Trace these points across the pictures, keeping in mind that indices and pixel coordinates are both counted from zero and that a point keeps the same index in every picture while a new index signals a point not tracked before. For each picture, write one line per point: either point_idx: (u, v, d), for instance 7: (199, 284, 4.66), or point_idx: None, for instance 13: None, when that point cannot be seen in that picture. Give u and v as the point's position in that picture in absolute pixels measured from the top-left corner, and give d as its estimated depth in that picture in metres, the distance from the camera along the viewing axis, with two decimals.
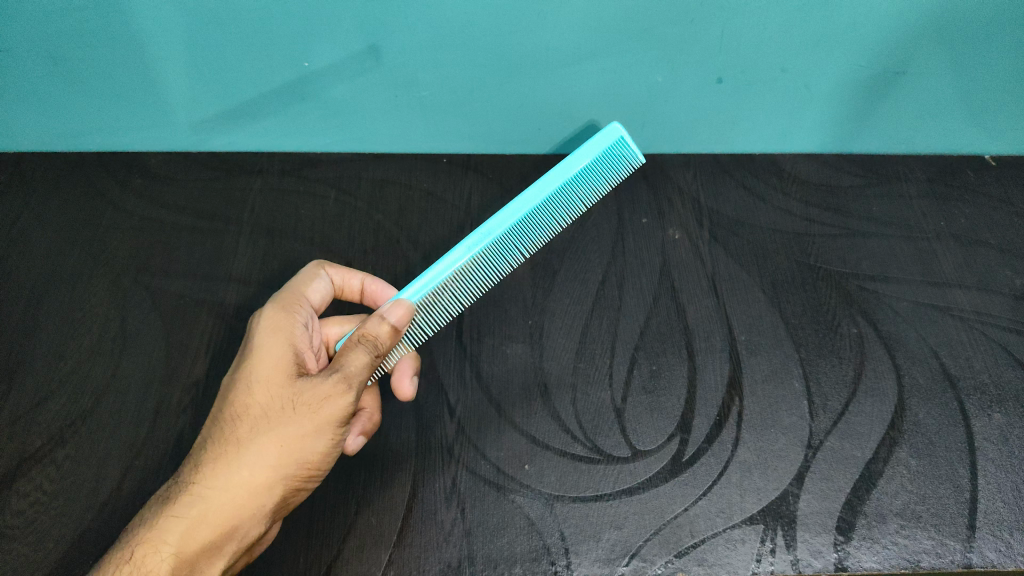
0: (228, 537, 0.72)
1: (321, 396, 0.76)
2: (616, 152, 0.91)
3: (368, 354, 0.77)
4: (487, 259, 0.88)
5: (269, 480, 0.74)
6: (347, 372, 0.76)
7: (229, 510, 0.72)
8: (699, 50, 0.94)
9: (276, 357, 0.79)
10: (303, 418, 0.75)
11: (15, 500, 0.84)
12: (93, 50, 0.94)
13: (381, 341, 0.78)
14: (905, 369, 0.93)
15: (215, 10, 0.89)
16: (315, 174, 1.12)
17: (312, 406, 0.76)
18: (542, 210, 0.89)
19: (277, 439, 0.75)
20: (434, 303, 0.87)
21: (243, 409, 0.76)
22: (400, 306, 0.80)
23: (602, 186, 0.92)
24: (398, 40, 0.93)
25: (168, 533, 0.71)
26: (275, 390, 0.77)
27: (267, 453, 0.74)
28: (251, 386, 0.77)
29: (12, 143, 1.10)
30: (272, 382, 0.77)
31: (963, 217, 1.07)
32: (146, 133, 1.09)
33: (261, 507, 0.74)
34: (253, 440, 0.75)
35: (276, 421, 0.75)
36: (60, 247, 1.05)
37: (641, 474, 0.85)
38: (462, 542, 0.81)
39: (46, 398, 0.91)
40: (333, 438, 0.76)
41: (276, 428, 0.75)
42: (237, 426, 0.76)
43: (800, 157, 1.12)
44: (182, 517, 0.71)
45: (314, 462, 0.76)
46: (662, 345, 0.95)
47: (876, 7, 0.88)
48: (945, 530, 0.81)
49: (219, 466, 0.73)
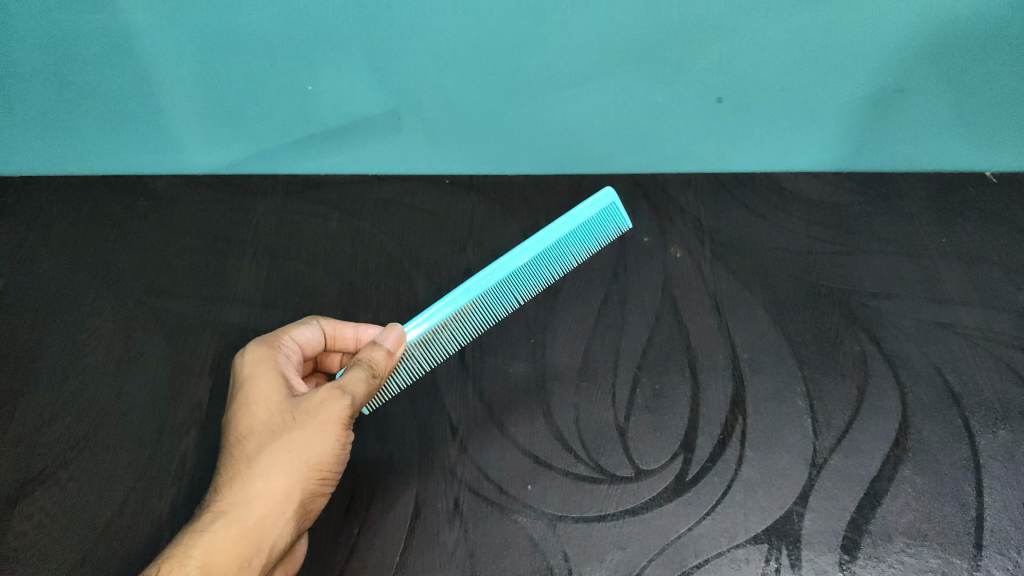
0: (255, 549, 0.72)
1: (318, 402, 0.78)
2: (611, 217, 0.94)
3: (361, 368, 0.81)
4: (487, 302, 0.91)
5: (284, 487, 0.75)
6: (341, 382, 0.79)
7: (251, 520, 0.72)
8: (699, 69, 0.95)
9: (269, 378, 0.81)
10: (305, 425, 0.77)
11: (18, 522, 0.84)
12: (100, 75, 0.96)
13: (378, 363, 0.81)
14: (909, 387, 0.92)
15: (220, 35, 0.91)
16: (318, 196, 1.13)
17: (311, 413, 0.78)
18: (543, 261, 0.92)
19: (285, 447, 0.76)
20: (434, 339, 0.89)
21: (247, 430, 0.78)
22: (393, 331, 0.82)
23: (593, 245, 0.95)
24: (401, 63, 0.95)
25: (190, 549, 0.69)
26: (274, 407, 0.79)
27: (278, 463, 0.75)
28: (251, 409, 0.79)
29: (19, 167, 1.11)
30: (269, 402, 0.79)
31: (964, 234, 1.07)
32: (151, 156, 1.10)
33: (282, 515, 0.74)
34: (262, 453, 0.76)
35: (281, 433, 0.77)
36: (65, 270, 1.06)
37: (644, 494, 0.84)
38: (465, 563, 0.80)
39: (51, 419, 0.92)
40: (338, 439, 0.78)
41: (282, 438, 0.77)
42: (245, 445, 0.77)
43: (802, 175, 1.13)
44: (204, 533, 0.71)
45: (326, 465, 0.77)
46: (665, 364, 0.95)
47: (875, 25, 0.89)
48: (951, 549, 0.81)
49: (234, 483, 0.74)
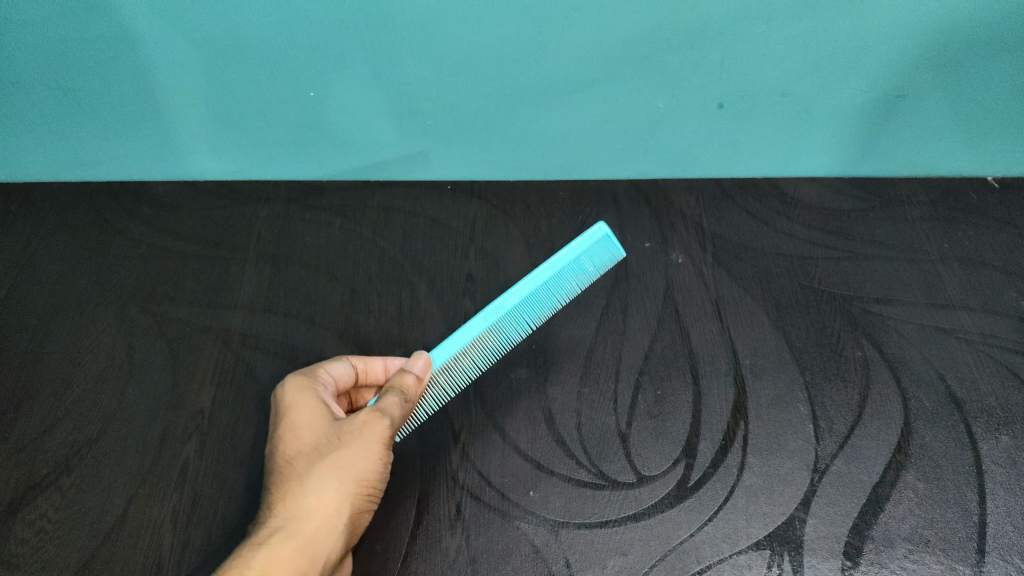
0: (308, 565, 0.73)
1: (360, 423, 0.80)
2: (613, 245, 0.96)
3: (396, 392, 0.82)
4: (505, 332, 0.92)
5: (333, 504, 0.77)
6: (379, 405, 0.81)
7: (303, 536, 0.74)
8: (699, 76, 0.96)
9: (312, 400, 0.83)
10: (349, 444, 0.79)
11: (21, 529, 0.84)
12: (103, 83, 0.97)
13: (411, 387, 0.83)
14: (911, 392, 0.92)
15: (223, 43, 0.91)
16: (320, 202, 1.14)
17: (354, 434, 0.80)
18: (556, 291, 0.94)
19: (332, 465, 0.78)
20: (457, 366, 0.90)
21: (295, 451, 0.80)
22: (421, 357, 0.84)
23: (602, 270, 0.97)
24: (403, 71, 0.95)
25: (247, 566, 0.71)
26: (319, 428, 0.81)
27: (326, 480, 0.77)
28: (295, 431, 0.81)
29: (23, 173, 1.12)
30: (313, 425, 0.81)
31: (966, 240, 1.07)
32: (154, 162, 1.11)
33: (333, 532, 0.76)
34: (311, 471, 0.78)
35: (327, 452, 0.79)
36: (68, 276, 1.06)
37: (646, 500, 0.84)
38: (467, 569, 0.80)
39: (54, 425, 0.92)
40: (381, 458, 0.80)
41: (329, 457, 0.79)
42: (294, 465, 0.79)
43: (803, 180, 1.13)
44: (259, 550, 0.73)
45: (370, 483, 0.79)
46: (667, 369, 0.95)
47: (875, 32, 0.89)
48: (954, 555, 0.81)
49: (285, 502, 0.77)
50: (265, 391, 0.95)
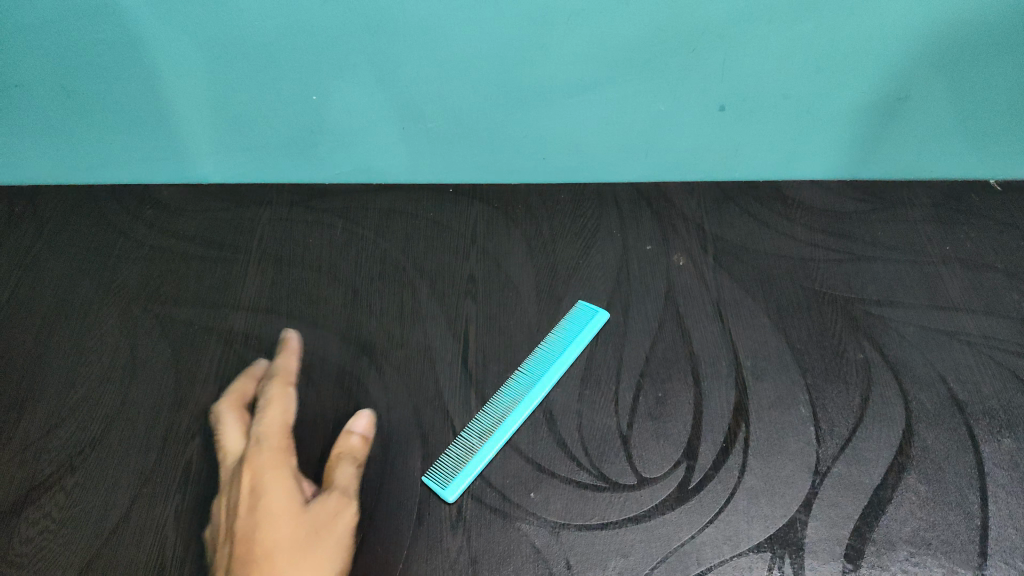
0: None
1: (333, 510, 0.84)
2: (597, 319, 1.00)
3: (350, 465, 0.88)
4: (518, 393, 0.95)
5: None
6: (343, 488, 0.86)
7: None
8: (701, 78, 0.96)
9: (280, 491, 0.85)
10: (329, 537, 0.82)
11: (24, 528, 0.84)
12: (108, 85, 0.98)
13: (358, 451, 0.89)
14: (913, 395, 0.92)
15: (226, 45, 0.92)
16: (322, 205, 1.14)
17: (330, 525, 0.83)
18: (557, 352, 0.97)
19: (318, 559, 0.80)
20: None
21: (266, 548, 0.80)
22: (363, 417, 0.91)
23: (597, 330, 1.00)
24: (404, 73, 0.96)
25: None
26: (291, 522, 0.82)
27: (298, 559, 0.80)
28: (265, 509, 0.83)
29: (29, 175, 1.13)
30: (282, 503, 0.83)
31: (967, 242, 1.07)
32: (158, 164, 1.12)
33: None
34: (295, 565, 0.79)
35: (309, 547, 0.81)
36: (72, 277, 1.07)
37: (647, 502, 0.84)
38: (468, 570, 0.80)
39: (57, 425, 0.92)
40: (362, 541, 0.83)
41: (311, 552, 0.81)
42: (272, 561, 0.79)
43: (805, 183, 1.13)
44: None
45: None
46: (668, 372, 0.95)
47: (876, 33, 0.89)
48: (955, 557, 0.80)
49: None
50: (267, 391, 0.95)
